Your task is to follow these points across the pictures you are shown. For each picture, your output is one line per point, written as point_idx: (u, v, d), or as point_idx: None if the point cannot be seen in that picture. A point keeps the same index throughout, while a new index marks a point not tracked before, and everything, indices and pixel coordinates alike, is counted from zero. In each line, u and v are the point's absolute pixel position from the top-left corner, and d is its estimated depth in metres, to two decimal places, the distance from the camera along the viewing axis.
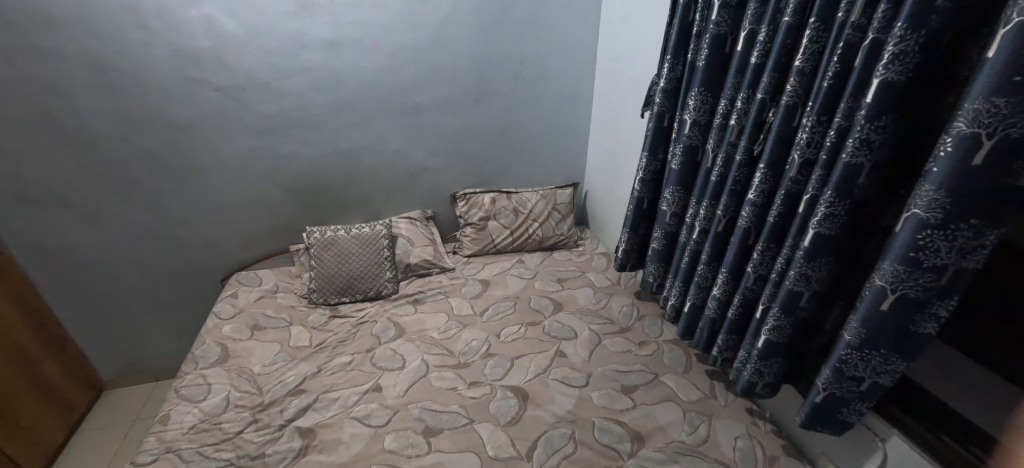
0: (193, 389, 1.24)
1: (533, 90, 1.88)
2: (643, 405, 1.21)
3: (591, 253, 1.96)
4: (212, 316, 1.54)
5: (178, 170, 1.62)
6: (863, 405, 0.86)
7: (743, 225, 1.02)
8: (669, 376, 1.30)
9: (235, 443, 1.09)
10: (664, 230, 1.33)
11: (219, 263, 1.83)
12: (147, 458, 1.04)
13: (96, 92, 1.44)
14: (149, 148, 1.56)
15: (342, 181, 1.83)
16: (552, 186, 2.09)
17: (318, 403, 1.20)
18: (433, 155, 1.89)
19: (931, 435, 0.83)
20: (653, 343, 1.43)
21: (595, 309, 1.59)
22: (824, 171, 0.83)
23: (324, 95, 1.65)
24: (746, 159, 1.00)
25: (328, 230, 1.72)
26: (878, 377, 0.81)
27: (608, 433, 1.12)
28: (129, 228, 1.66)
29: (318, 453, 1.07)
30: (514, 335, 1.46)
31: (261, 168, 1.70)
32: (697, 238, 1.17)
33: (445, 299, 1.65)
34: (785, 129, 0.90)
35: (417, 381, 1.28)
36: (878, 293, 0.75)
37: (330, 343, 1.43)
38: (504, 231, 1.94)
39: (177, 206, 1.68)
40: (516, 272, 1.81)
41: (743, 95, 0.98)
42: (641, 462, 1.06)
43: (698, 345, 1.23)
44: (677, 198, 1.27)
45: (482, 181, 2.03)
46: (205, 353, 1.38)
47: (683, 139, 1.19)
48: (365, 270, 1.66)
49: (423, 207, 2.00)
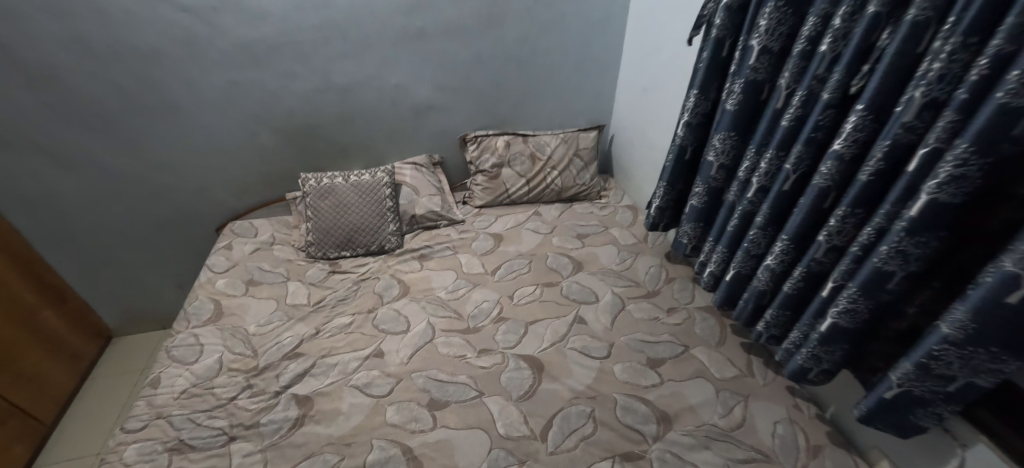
0: (184, 350, 1.17)
1: (557, 12, 1.58)
2: (671, 382, 1.09)
3: (615, 205, 1.76)
4: (206, 269, 1.44)
5: (153, 110, 1.44)
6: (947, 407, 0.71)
7: (819, 184, 0.80)
8: (700, 349, 1.17)
9: (227, 410, 1.02)
10: (708, 185, 1.12)
11: (212, 211, 1.71)
12: (137, 425, 0.99)
13: (46, 14, 1.23)
14: (117, 83, 1.37)
15: (338, 122, 1.62)
16: (574, 128, 1.85)
17: (315, 368, 1.11)
18: (440, 91, 1.65)
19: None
20: (683, 311, 1.29)
21: (618, 270, 1.43)
22: (958, 115, 0.60)
23: (310, 17, 1.40)
24: (837, 98, 0.76)
25: (324, 177, 1.55)
26: (977, 379, 0.65)
27: (631, 413, 1.01)
28: (110, 174, 1.52)
29: (315, 424, 0.99)
30: (529, 298, 1.33)
31: (246, 106, 1.50)
32: (753, 197, 0.96)
33: (453, 255, 1.51)
34: (902, 55, 0.65)
35: (422, 346, 1.17)
36: (1007, 281, 0.57)
37: (328, 302, 1.33)
38: (519, 179, 1.74)
39: (158, 150, 1.52)
40: (532, 226, 1.64)
41: (845, 9, 0.71)
42: (667, 447, 0.95)
43: (739, 318, 1.08)
44: (729, 147, 1.04)
45: (496, 122, 1.80)
46: (198, 310, 1.29)
47: (744, 73, 0.94)
48: (366, 222, 1.51)
49: (430, 151, 1.80)
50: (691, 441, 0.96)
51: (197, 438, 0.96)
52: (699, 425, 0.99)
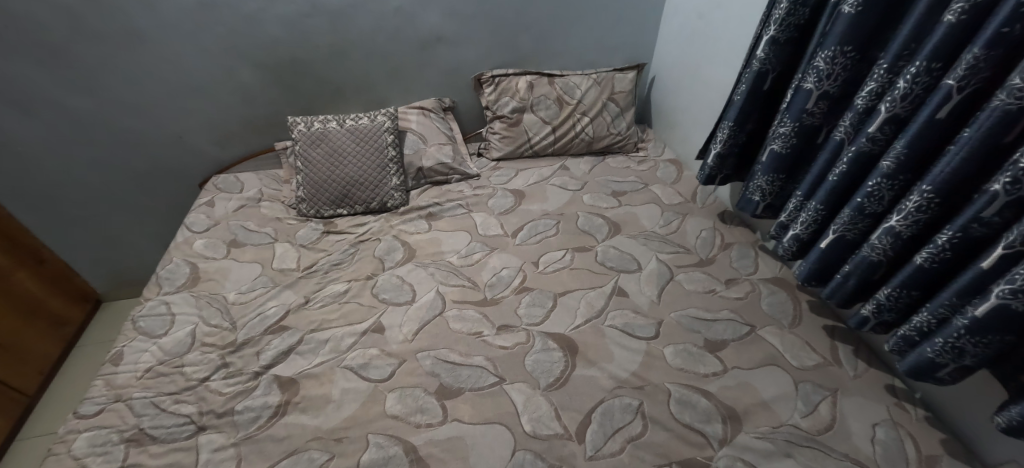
0: (153, 320, 0.99)
1: None
2: (737, 370, 0.87)
3: (656, 159, 1.50)
4: (183, 228, 1.25)
5: (109, 37, 1.20)
6: None
7: (1004, 103, 0.54)
8: (770, 331, 0.95)
9: (198, 394, 0.85)
10: (799, 124, 0.85)
11: (193, 164, 1.50)
12: (92, 409, 0.83)
13: None
14: (63, 3, 1.13)
15: (330, 56, 1.37)
16: (609, 67, 1.56)
17: (303, 345, 0.93)
18: (451, 18, 1.38)
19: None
20: (745, 283, 1.05)
21: (664, 234, 1.20)
22: None
23: None
24: None
25: (315, 121, 1.33)
26: None
27: (689, 409, 0.81)
28: (71, 118, 1.32)
29: (301, 414, 0.82)
30: (557, 264, 1.11)
31: (219, 34, 1.26)
32: (876, 134, 0.71)
33: (467, 215, 1.28)
34: None
35: (430, 321, 0.97)
36: None
37: (321, 266, 1.13)
38: (543, 128, 1.48)
39: (123, 89, 1.30)
40: (559, 182, 1.40)
41: None
42: (738, 454, 0.75)
43: (831, 296, 0.85)
44: (840, 68, 0.76)
45: (517, 58, 1.52)
46: (172, 274, 1.11)
47: None
48: (364, 175, 1.29)
49: (439, 95, 1.54)
50: (768, 447, 0.75)
51: (159, 428, 0.80)
52: (776, 427, 0.79)
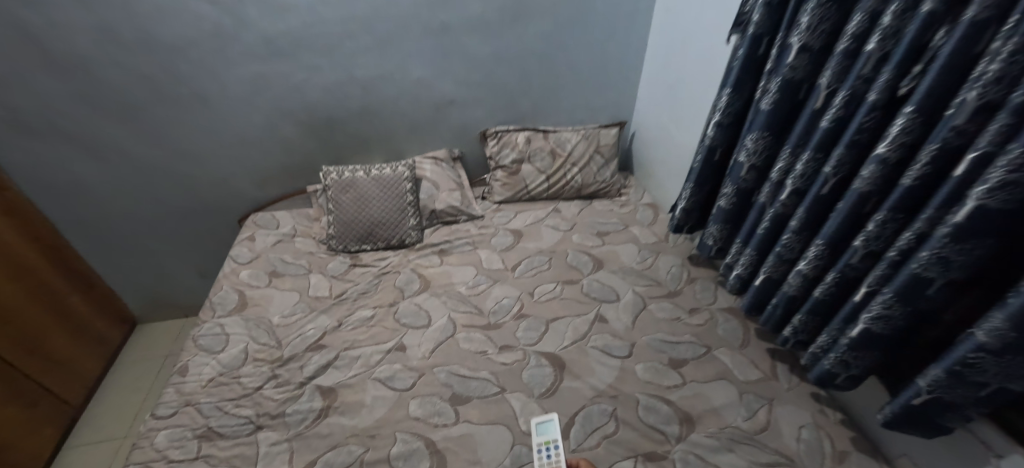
0: (210, 339, 1.19)
1: (582, 7, 1.56)
2: (694, 383, 1.08)
3: (635, 203, 1.74)
4: (230, 260, 1.46)
5: (179, 99, 1.45)
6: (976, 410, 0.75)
7: (859, 188, 0.77)
8: (723, 351, 1.15)
9: (254, 399, 1.04)
10: (738, 187, 1.09)
11: (233, 202, 1.73)
12: (167, 411, 1.01)
13: (76, 3, 1.23)
14: (144, 73, 1.38)
15: (360, 115, 1.63)
16: (595, 125, 1.83)
17: (339, 361, 1.13)
18: (462, 86, 1.64)
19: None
20: (705, 311, 1.27)
21: (639, 269, 1.42)
22: (1012, 121, 0.58)
23: (335, 11, 1.39)
24: (883, 100, 0.72)
25: (345, 171, 1.56)
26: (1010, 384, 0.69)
27: (654, 413, 1.01)
28: (137, 163, 1.55)
29: (340, 416, 1.01)
30: (549, 294, 1.32)
31: (270, 98, 1.51)
32: (787, 200, 0.94)
33: (473, 251, 1.51)
34: (959, 54, 0.62)
35: (443, 341, 1.17)
36: None
37: (350, 294, 1.34)
38: (539, 176, 1.73)
39: (183, 140, 1.53)
40: (552, 223, 1.63)
41: (896, 7, 0.67)
42: (691, 448, 0.95)
43: (767, 323, 1.06)
44: (762, 148, 1.00)
45: (517, 117, 1.78)
46: (223, 299, 1.31)
47: (782, 71, 0.90)
48: (387, 216, 1.52)
49: (450, 146, 1.79)
50: (714, 443, 0.95)
51: (225, 426, 0.99)
52: (722, 428, 0.99)
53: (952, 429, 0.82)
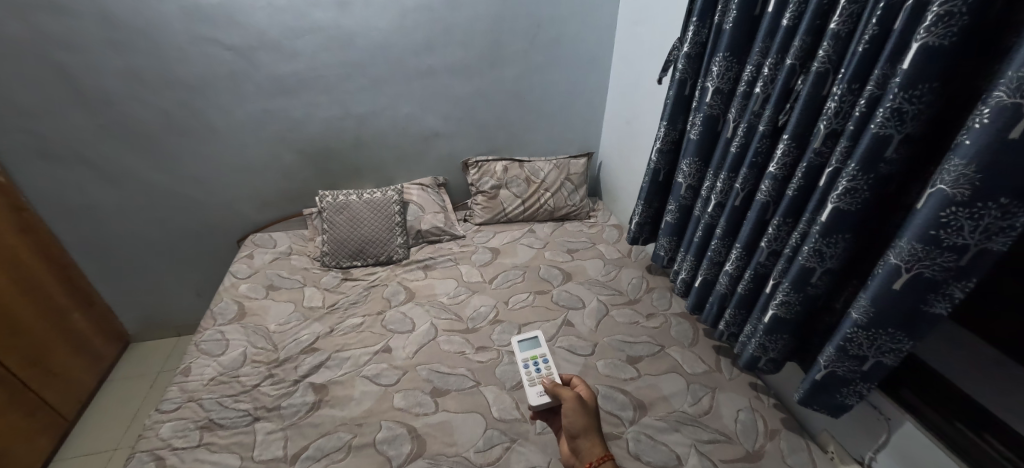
0: (212, 344, 1.31)
1: (550, 56, 1.81)
2: (647, 376, 1.21)
3: (603, 224, 1.93)
4: (230, 275, 1.59)
5: (192, 130, 1.62)
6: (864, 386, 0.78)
7: (761, 199, 0.96)
8: (674, 349, 1.30)
9: (252, 395, 1.16)
10: (678, 203, 1.28)
11: (233, 224, 1.88)
12: (171, 406, 1.12)
13: (109, 48, 1.42)
14: (163, 107, 1.55)
15: (353, 146, 1.81)
16: (566, 156, 2.05)
17: (330, 361, 1.25)
18: (446, 121, 1.86)
19: (943, 420, 0.79)
20: (660, 316, 1.42)
21: (604, 281, 1.58)
22: (850, 142, 0.76)
23: (334, 56, 1.61)
24: (769, 129, 0.92)
25: (339, 194, 1.73)
26: (884, 358, 0.73)
27: (611, 401, 1.14)
28: (146, 187, 1.69)
29: (331, 408, 1.12)
30: (522, 303, 1.47)
31: (274, 130, 1.70)
32: (712, 211, 1.13)
33: (454, 266, 1.66)
34: (813, 97, 0.82)
35: (425, 344, 1.30)
36: (891, 271, 0.67)
37: (341, 305, 1.47)
38: (515, 200, 1.92)
39: (191, 167, 1.69)
40: (527, 241, 1.81)
41: (770, 61, 0.89)
42: (642, 429, 1.08)
43: (707, 319, 1.22)
44: (694, 170, 1.21)
45: (496, 148, 1.99)
46: (223, 310, 1.44)
47: (703, 108, 1.12)
48: (376, 236, 1.68)
49: (435, 173, 1.98)
50: (662, 425, 1.08)
51: (225, 418, 1.10)
52: (670, 412, 1.12)
53: (849, 407, 0.84)
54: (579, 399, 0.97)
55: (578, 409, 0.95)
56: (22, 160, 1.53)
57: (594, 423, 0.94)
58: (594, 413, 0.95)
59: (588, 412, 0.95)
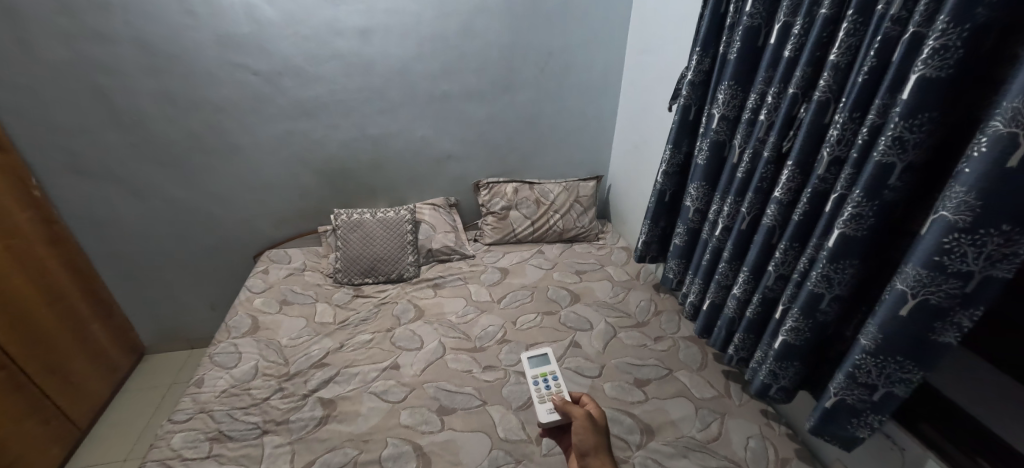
0: (225, 356, 1.34)
1: (560, 82, 1.88)
2: (655, 399, 1.20)
3: (612, 246, 1.94)
4: (245, 289, 1.64)
5: (218, 150, 1.70)
6: (875, 418, 0.77)
7: (766, 223, 0.97)
8: (683, 372, 1.29)
9: (261, 408, 1.18)
10: (687, 226, 1.30)
11: (250, 240, 1.93)
12: (183, 417, 1.15)
13: (145, 73, 1.52)
14: (191, 128, 1.64)
15: (369, 166, 1.88)
16: (575, 178, 2.09)
17: (339, 376, 1.27)
18: (459, 143, 1.92)
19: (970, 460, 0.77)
20: (668, 339, 1.41)
21: (612, 302, 1.59)
22: (854, 170, 0.77)
23: (354, 81, 1.69)
24: (774, 155, 0.95)
25: (354, 213, 1.79)
26: (893, 387, 0.73)
27: (618, 424, 1.13)
28: (171, 203, 1.77)
29: (338, 423, 1.13)
30: (530, 323, 1.48)
31: (293, 150, 1.77)
32: (720, 235, 1.14)
33: (464, 285, 1.68)
34: (815, 125, 0.84)
35: (433, 361, 1.32)
36: (897, 298, 0.68)
37: (352, 321, 1.50)
38: (525, 221, 1.96)
39: (214, 185, 1.77)
40: (536, 262, 1.83)
41: (774, 90, 0.92)
42: (649, 454, 1.06)
43: (716, 343, 1.21)
44: (701, 194, 1.23)
45: (506, 170, 2.04)
46: (238, 324, 1.48)
47: (710, 134, 1.15)
48: (388, 254, 1.72)
49: (447, 194, 2.04)
50: (670, 450, 1.07)
51: (234, 430, 1.11)
52: (678, 437, 1.10)
53: (861, 439, 0.83)
54: (590, 417, 0.93)
55: (589, 427, 0.92)
56: (58, 176, 1.62)
57: (604, 441, 0.90)
58: (605, 433, 0.91)
59: (598, 430, 0.92)
